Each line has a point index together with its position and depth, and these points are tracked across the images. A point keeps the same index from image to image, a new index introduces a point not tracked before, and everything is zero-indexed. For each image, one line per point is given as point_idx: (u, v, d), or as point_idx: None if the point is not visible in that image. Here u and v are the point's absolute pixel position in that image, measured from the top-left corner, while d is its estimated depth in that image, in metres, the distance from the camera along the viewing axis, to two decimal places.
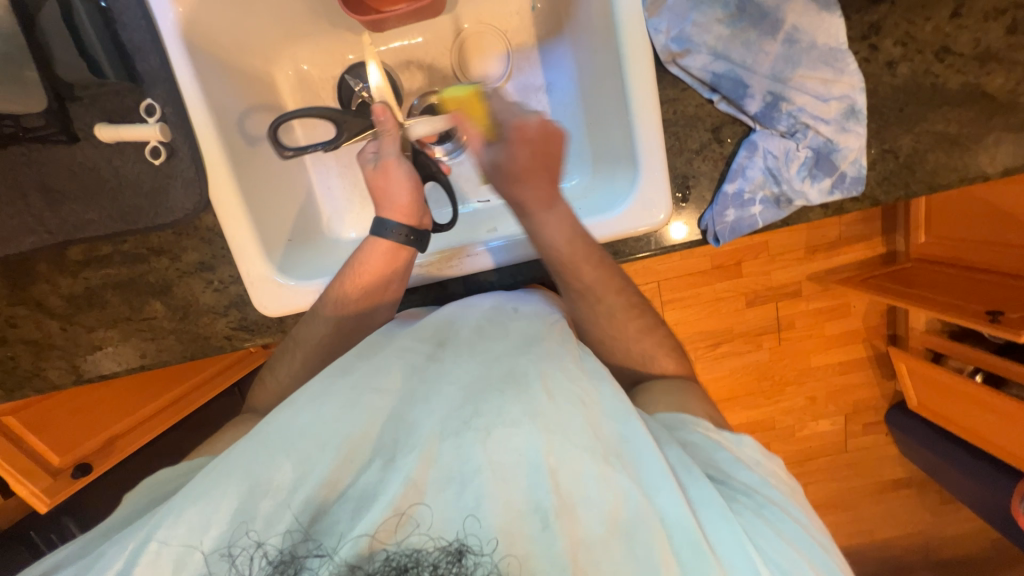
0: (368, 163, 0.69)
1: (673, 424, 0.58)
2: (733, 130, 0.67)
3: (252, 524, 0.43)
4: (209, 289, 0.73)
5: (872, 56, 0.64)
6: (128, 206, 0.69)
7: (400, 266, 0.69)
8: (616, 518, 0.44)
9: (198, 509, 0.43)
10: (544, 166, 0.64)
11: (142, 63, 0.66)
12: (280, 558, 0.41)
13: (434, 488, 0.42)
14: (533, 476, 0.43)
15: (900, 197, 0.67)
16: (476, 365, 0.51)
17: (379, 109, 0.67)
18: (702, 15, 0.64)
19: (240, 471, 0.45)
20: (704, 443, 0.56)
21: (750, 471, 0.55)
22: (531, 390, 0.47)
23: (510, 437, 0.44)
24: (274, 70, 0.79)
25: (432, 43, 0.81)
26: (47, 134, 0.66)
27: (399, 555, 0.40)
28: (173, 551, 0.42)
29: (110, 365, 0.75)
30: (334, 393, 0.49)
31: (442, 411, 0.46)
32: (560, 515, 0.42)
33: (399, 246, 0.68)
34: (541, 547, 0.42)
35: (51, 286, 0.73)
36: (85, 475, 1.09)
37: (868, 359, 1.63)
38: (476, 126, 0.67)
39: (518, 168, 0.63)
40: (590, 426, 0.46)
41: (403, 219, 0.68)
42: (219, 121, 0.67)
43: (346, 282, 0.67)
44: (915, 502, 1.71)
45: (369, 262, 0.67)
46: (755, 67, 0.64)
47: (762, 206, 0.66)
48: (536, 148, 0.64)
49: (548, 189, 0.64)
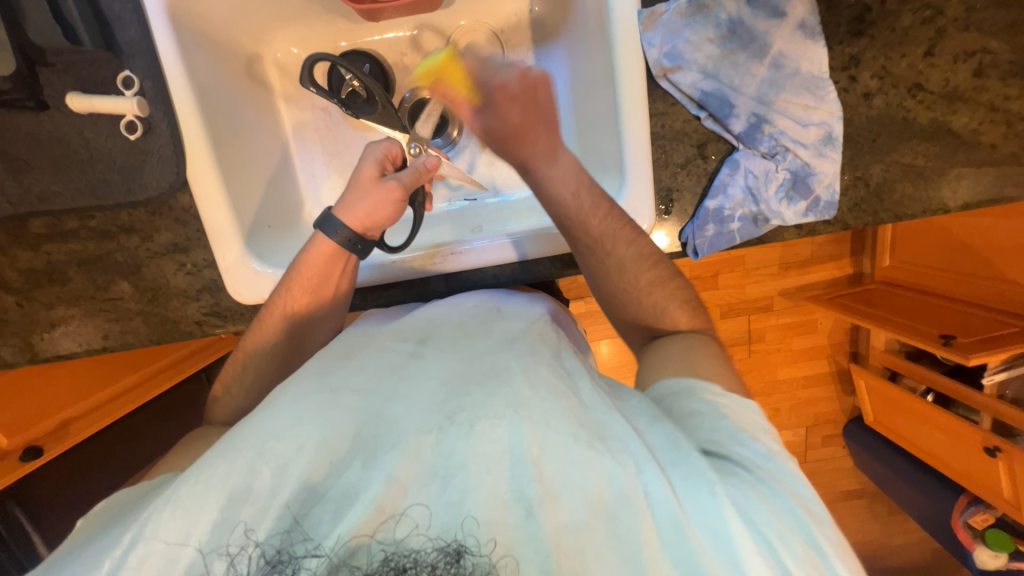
0: (374, 167, 0.66)
1: (679, 391, 0.54)
2: (717, 147, 0.69)
3: (236, 528, 0.42)
4: (181, 272, 0.70)
5: (850, 86, 0.67)
6: (97, 180, 0.66)
7: (340, 268, 0.65)
8: (599, 499, 0.42)
9: (178, 516, 0.42)
10: (536, 119, 0.60)
11: (122, 34, 0.63)
12: (277, 557, 0.41)
13: (417, 483, 0.42)
14: (516, 467, 0.42)
15: (869, 223, 0.70)
16: (455, 361, 0.51)
17: (432, 162, 0.67)
18: (694, 33, 0.65)
19: (219, 477, 0.43)
20: (710, 410, 0.51)
21: (754, 439, 0.49)
22: (512, 382, 0.46)
23: (495, 429, 0.43)
24: (263, 50, 0.77)
25: (427, 37, 0.80)
26: (14, 99, 0.62)
27: (398, 555, 0.39)
28: (161, 555, 0.42)
29: (69, 345, 0.72)
30: (306, 397, 0.48)
31: (420, 407, 0.46)
32: (544, 504, 0.41)
33: (341, 249, 0.64)
34: (526, 537, 0.40)
35: (9, 259, 0.69)
36: (36, 459, 1.00)
37: (830, 374, 1.70)
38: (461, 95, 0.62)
39: (515, 126, 0.59)
40: (569, 412, 0.45)
41: (357, 224, 0.64)
42: (202, 99, 0.65)
43: (290, 289, 0.64)
44: (865, 512, 1.80)
45: (309, 262, 0.64)
46: (741, 89, 0.66)
47: (740, 223, 0.69)
48: (529, 103, 0.59)
49: (552, 141, 0.61)
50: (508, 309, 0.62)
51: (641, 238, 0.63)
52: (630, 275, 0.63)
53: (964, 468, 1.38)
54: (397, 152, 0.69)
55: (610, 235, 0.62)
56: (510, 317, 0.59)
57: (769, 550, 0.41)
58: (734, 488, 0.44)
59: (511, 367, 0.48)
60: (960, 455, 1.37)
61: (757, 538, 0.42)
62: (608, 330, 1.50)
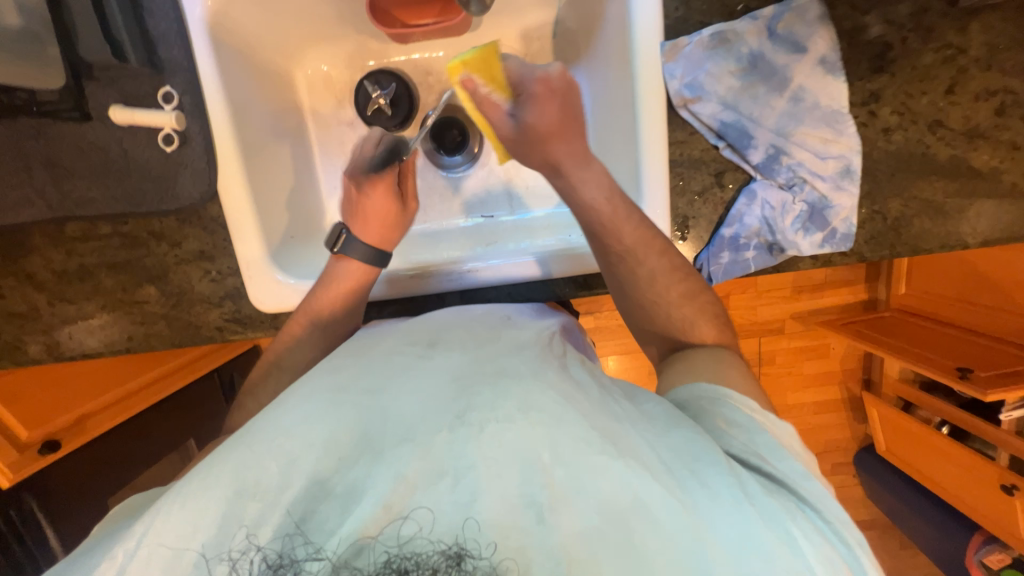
0: (391, 178, 0.71)
1: (714, 397, 0.54)
2: (735, 176, 0.69)
3: (242, 526, 0.43)
4: (205, 279, 0.72)
5: (870, 121, 0.67)
6: (133, 188, 0.69)
7: (368, 284, 0.70)
8: (612, 508, 0.42)
9: (186, 517, 0.43)
10: (572, 117, 0.62)
11: (165, 51, 0.66)
12: (279, 561, 0.41)
13: (425, 483, 0.42)
14: (524, 473, 0.42)
15: (886, 256, 0.70)
16: (465, 359, 0.50)
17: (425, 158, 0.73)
18: (715, 65, 0.67)
19: (228, 474, 0.44)
20: (747, 423, 0.51)
21: (789, 458, 0.49)
22: (525, 384, 0.46)
23: (503, 432, 0.43)
24: (294, 68, 0.79)
25: (452, 59, 0.83)
26: (60, 109, 0.66)
27: (400, 558, 0.40)
28: (166, 552, 0.42)
29: (94, 344, 0.74)
30: (315, 395, 0.48)
31: (429, 403, 0.46)
32: (554, 509, 0.42)
33: (369, 266, 0.69)
34: (536, 541, 0.41)
35: (44, 260, 0.72)
36: (52, 453, 1.04)
37: (842, 401, 1.68)
38: (495, 89, 0.63)
39: (553, 121, 0.61)
40: (580, 415, 0.44)
41: (370, 240, 0.70)
42: (235, 114, 0.68)
43: (319, 299, 0.67)
44: (875, 545, 1.75)
45: (347, 276, 0.68)
46: (760, 121, 0.67)
47: (755, 252, 0.69)
48: (568, 97, 0.62)
49: (583, 148, 0.62)
50: (520, 319, 0.62)
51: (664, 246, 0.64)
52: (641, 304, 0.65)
53: (982, 505, 1.34)
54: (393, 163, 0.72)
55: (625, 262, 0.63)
56: (521, 325, 0.60)
57: (801, 561, 0.41)
58: (766, 504, 0.43)
59: (521, 370, 0.47)
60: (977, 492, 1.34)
61: (793, 551, 0.42)
62: (616, 345, 1.50)
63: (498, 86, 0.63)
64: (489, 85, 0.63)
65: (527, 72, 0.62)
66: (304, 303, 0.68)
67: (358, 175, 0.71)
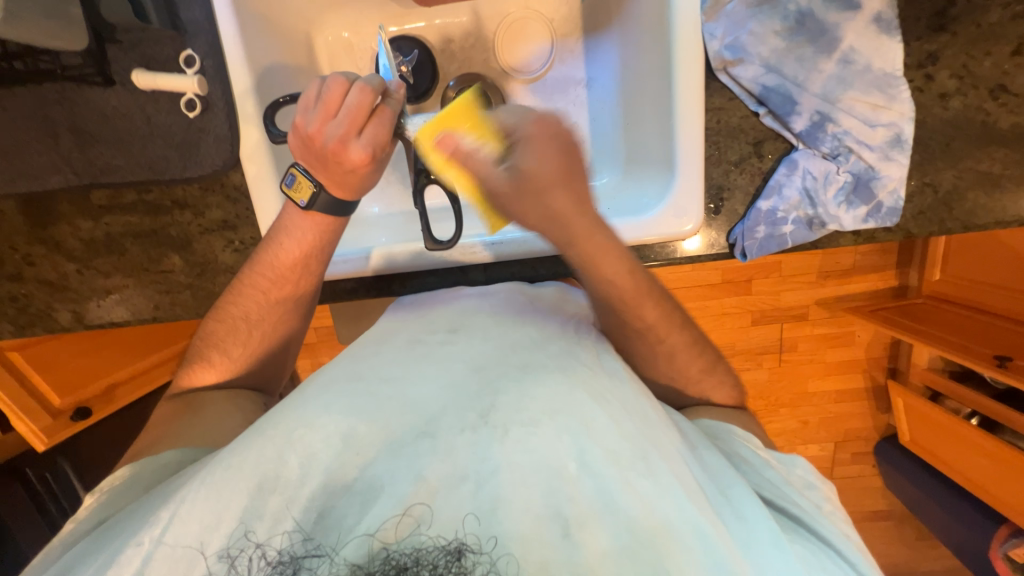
0: (376, 131, 0.55)
1: (721, 434, 0.59)
2: (774, 146, 0.66)
3: (260, 522, 0.41)
4: (228, 249, 0.72)
5: (926, 86, 0.63)
6: (157, 156, 0.69)
7: (328, 238, 0.63)
8: (643, 525, 0.40)
9: (210, 506, 0.42)
10: (573, 175, 0.54)
11: (186, 13, 0.65)
12: (280, 559, 0.39)
13: (445, 487, 0.40)
14: (549, 485, 0.40)
15: (935, 232, 0.66)
16: (489, 348, 0.51)
17: (445, 140, 0.55)
18: (759, 24, 0.62)
19: (251, 467, 0.43)
20: (754, 459, 0.56)
21: (802, 495, 0.53)
22: (551, 382, 0.45)
23: (527, 438, 0.42)
24: (315, 34, 0.78)
25: (477, 24, 0.80)
26: (84, 74, 0.66)
27: (399, 553, 0.38)
28: (184, 549, 0.41)
29: (121, 314, 0.75)
30: (334, 388, 0.48)
31: (450, 394, 0.46)
32: (581, 525, 0.39)
33: (327, 217, 0.62)
34: (562, 559, 0.38)
35: (71, 228, 0.72)
36: (83, 420, 1.10)
37: (866, 390, 1.63)
38: (481, 139, 0.54)
39: (546, 176, 0.52)
40: (609, 423, 0.43)
41: (341, 193, 0.60)
42: (257, 79, 0.66)
43: (277, 254, 0.63)
44: (892, 534, 1.74)
45: (290, 233, 0.62)
46: (806, 85, 0.63)
47: (793, 226, 0.66)
48: (563, 143, 0.53)
49: (579, 203, 0.54)
50: (539, 304, 0.61)
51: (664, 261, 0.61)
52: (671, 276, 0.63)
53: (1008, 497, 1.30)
54: (379, 108, 0.55)
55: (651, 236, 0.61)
56: (545, 311, 0.60)
57: None
58: (795, 540, 0.46)
59: (546, 365, 0.48)
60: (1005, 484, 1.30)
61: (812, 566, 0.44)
62: None
63: (487, 134, 0.54)
64: (474, 137, 0.55)
65: (517, 117, 0.54)
66: (257, 261, 0.64)
67: (334, 122, 0.54)
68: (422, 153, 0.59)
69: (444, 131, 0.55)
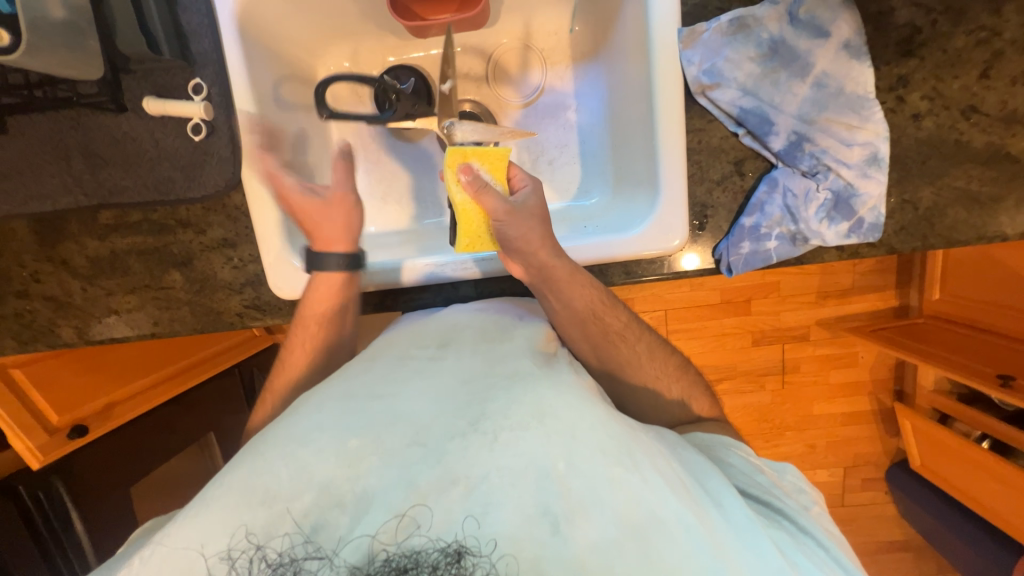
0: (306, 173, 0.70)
1: (713, 445, 0.60)
2: (755, 164, 0.68)
3: (254, 534, 0.41)
4: (228, 266, 0.75)
5: (898, 107, 0.65)
6: (163, 177, 0.72)
7: (353, 284, 0.70)
8: (630, 520, 0.40)
9: (203, 524, 0.41)
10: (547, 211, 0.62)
11: (197, 46, 0.70)
12: (280, 560, 0.39)
13: (437, 489, 0.41)
14: (540, 482, 0.41)
15: (918, 248, 0.67)
16: (477, 361, 0.52)
17: (468, 167, 0.58)
18: (735, 52, 0.66)
19: (242, 484, 0.43)
20: (743, 465, 0.57)
21: (786, 495, 0.55)
22: (537, 389, 0.46)
23: (517, 438, 0.42)
24: (317, 65, 0.83)
25: (471, 55, 0.84)
26: (98, 102, 0.69)
27: (399, 556, 0.39)
28: (182, 558, 0.40)
29: (122, 330, 0.77)
30: (330, 404, 0.48)
31: (442, 404, 0.47)
32: (571, 519, 0.40)
33: (343, 271, 0.69)
34: (553, 554, 0.39)
35: (78, 247, 0.75)
36: (80, 437, 1.06)
37: (872, 412, 1.60)
38: (498, 182, 0.60)
39: (537, 207, 0.61)
40: (597, 424, 0.44)
41: (340, 247, 0.70)
42: (260, 105, 0.70)
43: (312, 307, 0.69)
44: (909, 566, 1.67)
45: (320, 284, 0.68)
46: (782, 107, 0.66)
47: (777, 242, 0.67)
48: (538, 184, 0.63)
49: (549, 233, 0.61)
50: (529, 319, 0.61)
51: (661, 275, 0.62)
52: None
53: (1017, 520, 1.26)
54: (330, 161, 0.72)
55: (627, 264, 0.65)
56: (534, 325, 0.60)
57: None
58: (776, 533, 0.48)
59: (534, 372, 0.48)
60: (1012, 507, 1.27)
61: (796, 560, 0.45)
62: None
63: (502, 179, 0.61)
64: (494, 178, 0.60)
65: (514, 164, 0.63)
66: (298, 316, 0.71)
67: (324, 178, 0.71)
68: (445, 173, 0.59)
69: (479, 162, 0.59)
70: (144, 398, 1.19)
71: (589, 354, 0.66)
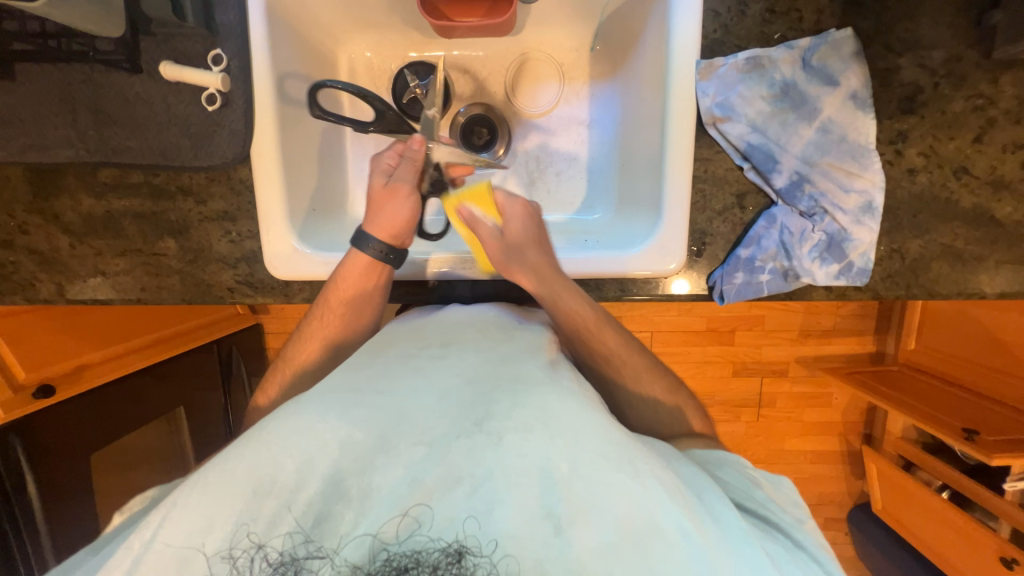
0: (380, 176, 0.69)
1: (709, 461, 0.59)
2: (756, 200, 0.71)
3: (252, 528, 0.40)
4: (225, 239, 0.74)
5: (896, 160, 0.68)
6: (169, 143, 0.71)
7: (381, 272, 0.68)
8: (629, 527, 0.39)
9: (199, 514, 0.41)
10: (542, 239, 0.67)
11: (221, 16, 0.70)
12: (280, 560, 0.39)
13: (439, 488, 0.41)
14: (544, 484, 0.41)
15: (901, 296, 0.70)
16: (477, 361, 0.52)
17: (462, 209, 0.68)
18: (748, 89, 0.68)
19: (242, 473, 0.42)
20: (739, 481, 0.56)
21: (783, 511, 0.54)
22: (541, 393, 0.46)
23: (522, 442, 0.42)
24: (339, 51, 0.83)
25: (491, 60, 0.86)
26: (113, 59, 0.69)
27: (399, 555, 0.39)
28: (174, 552, 0.40)
29: (106, 293, 0.75)
30: (330, 395, 0.48)
31: (445, 403, 0.47)
32: (573, 522, 0.39)
33: (375, 262, 0.67)
34: (554, 556, 0.38)
35: (72, 202, 0.74)
36: (46, 398, 1.03)
37: (841, 453, 1.64)
38: (487, 213, 0.68)
39: (526, 236, 0.66)
40: (597, 428, 0.44)
41: (386, 236, 0.67)
42: (279, 84, 0.70)
43: (336, 290, 0.67)
44: None
45: (349, 264, 0.66)
46: (787, 147, 0.68)
47: (770, 276, 0.69)
48: (532, 214, 0.68)
49: (547, 258, 0.66)
50: (529, 322, 0.63)
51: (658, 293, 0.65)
52: None
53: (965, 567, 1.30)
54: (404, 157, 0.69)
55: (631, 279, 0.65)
56: (532, 327, 0.61)
57: None
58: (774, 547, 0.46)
59: (536, 376, 0.49)
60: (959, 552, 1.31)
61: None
62: None
63: (489, 209, 0.68)
64: (482, 211, 0.68)
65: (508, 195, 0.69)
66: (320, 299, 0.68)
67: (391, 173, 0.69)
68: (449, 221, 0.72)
69: (467, 202, 0.69)
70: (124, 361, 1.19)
71: (577, 363, 0.67)
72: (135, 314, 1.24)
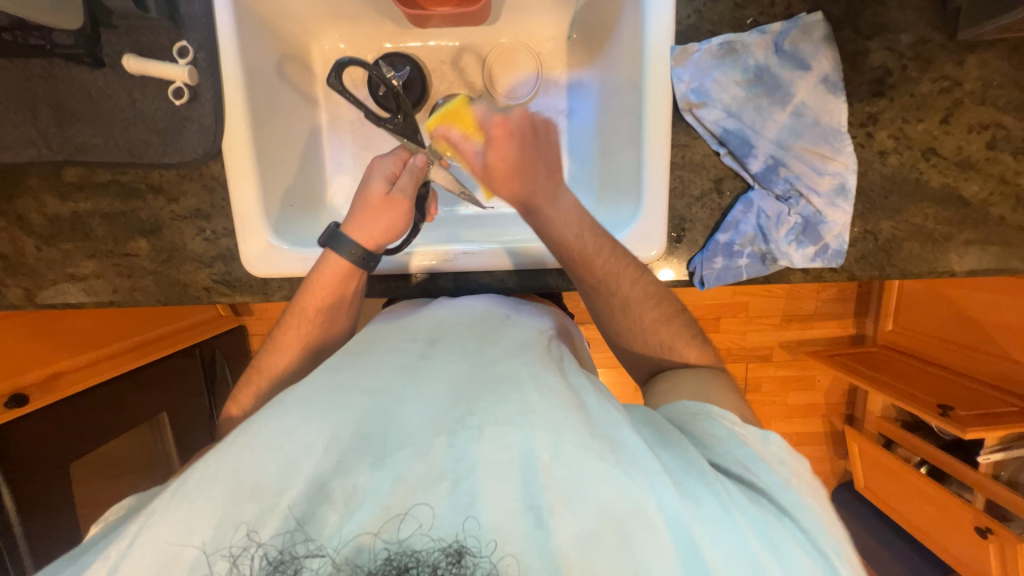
0: (381, 181, 0.67)
1: (696, 413, 0.53)
2: (733, 184, 0.71)
3: (240, 527, 0.40)
4: (199, 237, 0.72)
5: (867, 142, 0.69)
6: (137, 139, 0.69)
7: (357, 277, 0.67)
8: (612, 512, 0.40)
9: (182, 517, 0.40)
10: (536, 160, 0.62)
11: (186, 7, 0.68)
12: (280, 558, 0.39)
13: (425, 486, 0.41)
14: (524, 476, 0.41)
15: (875, 276, 0.72)
16: (462, 364, 0.50)
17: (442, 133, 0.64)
18: (722, 74, 0.68)
19: (224, 476, 0.42)
20: (727, 436, 0.50)
21: (773, 470, 0.47)
22: (524, 388, 0.45)
23: (503, 435, 0.42)
24: (311, 43, 0.81)
25: (468, 50, 0.85)
26: (74, 54, 0.66)
27: (400, 554, 0.38)
28: (163, 551, 0.39)
29: (77, 296, 0.73)
30: (313, 398, 0.47)
31: (433, 409, 0.45)
32: (554, 513, 0.40)
33: (352, 267, 0.66)
34: (536, 545, 0.39)
35: (37, 204, 0.71)
36: (19, 407, 0.98)
37: (824, 434, 1.67)
38: (466, 133, 0.64)
39: (516, 162, 0.61)
40: (578, 420, 0.44)
41: (367, 242, 0.66)
42: (249, 76, 0.68)
43: (309, 295, 0.65)
44: None
45: (324, 269, 0.65)
46: (762, 131, 0.69)
47: (748, 260, 0.70)
48: (525, 134, 0.62)
49: (546, 179, 0.62)
50: (517, 317, 0.61)
51: (644, 280, 0.64)
52: (631, 313, 0.64)
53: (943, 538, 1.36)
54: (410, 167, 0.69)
55: (615, 270, 0.62)
56: (520, 324, 0.59)
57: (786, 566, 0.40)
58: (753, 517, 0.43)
59: (522, 374, 0.47)
60: (936, 524, 1.37)
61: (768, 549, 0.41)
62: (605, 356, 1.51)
63: (467, 128, 0.64)
64: (461, 132, 0.64)
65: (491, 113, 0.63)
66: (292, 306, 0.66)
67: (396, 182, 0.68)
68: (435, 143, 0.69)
69: (445, 124, 0.65)
70: (96, 368, 1.14)
71: None
72: (104, 320, 1.21)
